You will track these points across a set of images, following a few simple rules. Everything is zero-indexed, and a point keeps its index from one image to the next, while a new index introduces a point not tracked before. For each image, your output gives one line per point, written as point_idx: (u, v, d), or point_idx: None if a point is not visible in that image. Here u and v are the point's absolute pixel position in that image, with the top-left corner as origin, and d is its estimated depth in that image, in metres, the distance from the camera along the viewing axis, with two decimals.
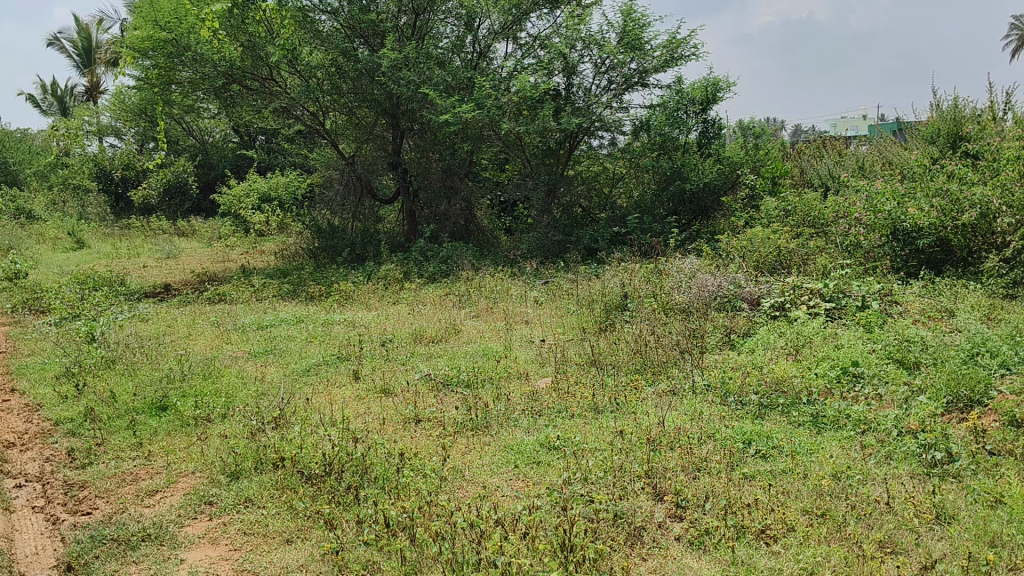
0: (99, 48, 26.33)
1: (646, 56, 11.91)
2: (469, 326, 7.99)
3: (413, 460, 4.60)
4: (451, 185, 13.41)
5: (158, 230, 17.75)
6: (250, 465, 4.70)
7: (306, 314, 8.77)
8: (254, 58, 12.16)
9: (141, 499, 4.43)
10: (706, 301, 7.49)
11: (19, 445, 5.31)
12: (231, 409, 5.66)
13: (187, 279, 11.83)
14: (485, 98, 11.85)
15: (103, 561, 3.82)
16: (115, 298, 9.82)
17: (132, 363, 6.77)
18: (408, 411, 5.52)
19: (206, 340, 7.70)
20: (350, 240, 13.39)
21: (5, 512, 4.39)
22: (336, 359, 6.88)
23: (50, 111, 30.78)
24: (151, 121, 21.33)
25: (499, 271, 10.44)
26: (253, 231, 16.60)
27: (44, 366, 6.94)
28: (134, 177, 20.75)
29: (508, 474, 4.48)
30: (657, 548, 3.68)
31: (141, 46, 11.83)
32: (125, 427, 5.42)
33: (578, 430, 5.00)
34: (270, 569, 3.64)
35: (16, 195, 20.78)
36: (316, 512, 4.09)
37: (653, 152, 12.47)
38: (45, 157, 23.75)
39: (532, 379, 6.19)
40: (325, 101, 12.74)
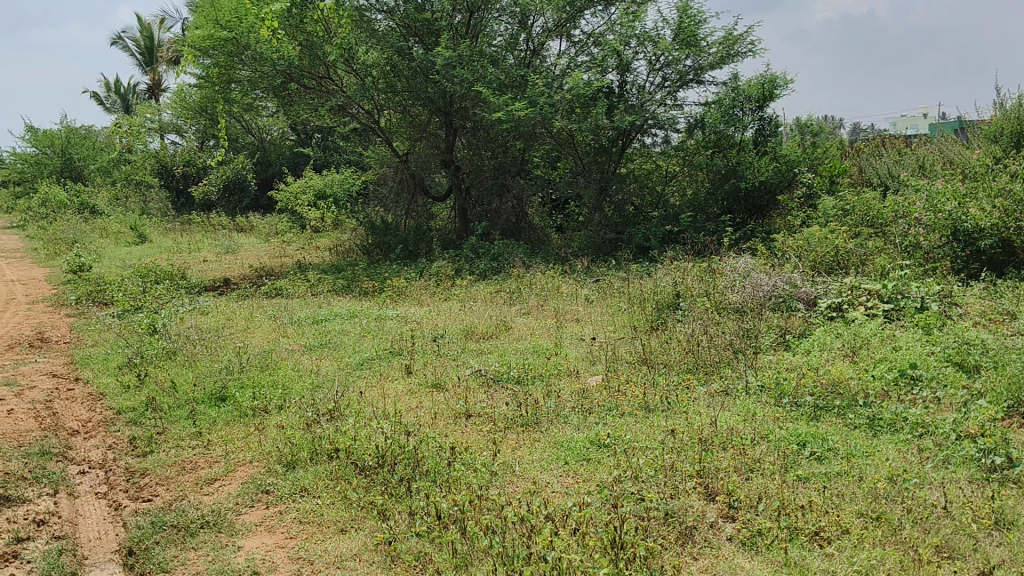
0: (161, 48, 27.00)
1: (702, 52, 11.82)
2: (519, 323, 8.01)
3: (464, 455, 4.63)
4: (503, 183, 13.44)
5: (218, 226, 18.12)
6: (306, 455, 4.78)
7: (360, 309, 8.89)
8: (312, 57, 12.39)
9: (200, 488, 4.54)
10: (761, 301, 7.41)
11: (83, 432, 5.49)
12: (287, 400, 5.76)
13: (245, 274, 12.06)
14: (538, 96, 11.87)
15: (164, 547, 3.93)
16: (176, 291, 10.07)
17: (192, 355, 6.94)
18: (458, 406, 5.57)
19: (262, 333, 7.87)
20: (403, 237, 13.48)
21: (69, 498, 4.55)
22: (389, 354, 6.96)
23: (113, 108, 31.62)
24: (211, 119, 21.79)
25: (550, 269, 10.45)
26: (308, 228, 16.84)
27: (107, 356, 7.16)
28: (194, 174, 21.23)
29: (558, 471, 4.49)
30: (709, 548, 3.66)
31: (203, 45, 12.13)
32: (185, 417, 5.56)
33: (628, 429, 4.99)
34: (324, 558, 3.71)
35: (81, 191, 21.42)
36: (369, 503, 4.16)
37: (707, 150, 12.35)
38: (108, 154, 24.44)
39: (583, 377, 6.18)
40: (380, 100, 12.88)
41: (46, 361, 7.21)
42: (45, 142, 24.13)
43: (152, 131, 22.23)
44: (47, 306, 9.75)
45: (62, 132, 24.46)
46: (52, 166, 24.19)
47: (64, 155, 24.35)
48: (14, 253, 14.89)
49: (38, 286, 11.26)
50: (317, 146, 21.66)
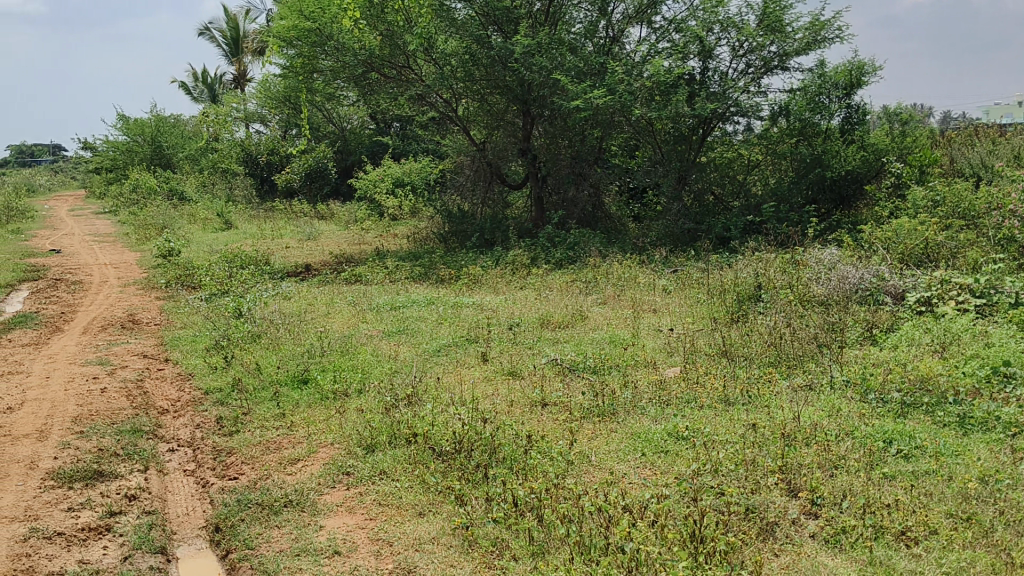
0: (247, 38, 27.64)
1: (787, 38, 11.53)
2: (595, 313, 7.96)
3: (540, 443, 4.63)
4: (580, 172, 13.35)
5: (300, 213, 18.51)
6: (385, 439, 4.85)
7: (437, 297, 8.97)
8: (393, 46, 12.51)
9: (283, 467, 4.66)
10: (847, 293, 7.22)
11: (173, 411, 5.71)
12: (367, 384, 5.86)
13: (326, 260, 12.30)
14: (617, 83, 11.73)
15: (248, 524, 4.05)
16: (260, 277, 10.35)
17: (276, 338, 7.11)
18: (535, 394, 5.57)
19: (342, 318, 8.02)
20: (479, 225, 13.54)
21: (159, 474, 4.74)
22: (465, 341, 7.01)
23: (200, 98, 32.51)
24: (294, 108, 22.25)
25: (627, 259, 10.36)
26: (386, 216, 17.07)
27: (195, 339, 7.42)
28: (278, 162, 21.70)
29: (635, 462, 4.46)
30: (790, 545, 3.58)
31: (288, 35, 12.60)
32: (269, 399, 5.71)
33: (707, 422, 4.92)
34: (403, 540, 3.77)
35: (170, 179, 22.15)
36: (446, 488, 4.21)
37: (791, 139, 12.05)
38: (196, 143, 25.21)
39: (661, 368, 6.11)
40: (458, 88, 12.94)
41: (138, 342, 7.50)
42: (137, 130, 25.01)
43: (238, 120, 22.85)
44: (139, 289, 10.14)
45: (152, 121, 25.32)
46: (143, 154, 25.06)
47: (154, 143, 25.20)
48: (108, 237, 15.51)
49: (130, 270, 11.70)
50: (395, 135, 21.90)
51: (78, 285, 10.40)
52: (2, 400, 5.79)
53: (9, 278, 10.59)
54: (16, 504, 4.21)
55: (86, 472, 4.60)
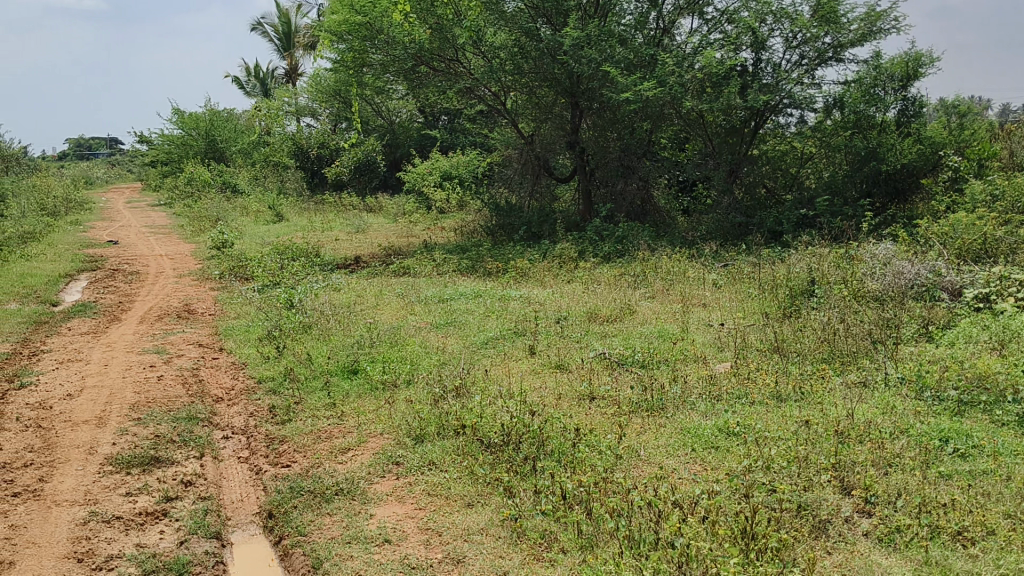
0: (298, 33, 27.95)
1: (842, 29, 11.32)
2: (644, 307, 7.90)
3: (589, 437, 4.62)
4: (629, 164, 13.19)
5: (350, 206, 18.67)
6: (433, 430, 4.89)
7: (485, 289, 9.00)
8: (442, 40, 12.57)
9: (334, 456, 4.73)
10: (903, 289, 7.09)
11: (227, 399, 5.82)
12: (416, 375, 5.91)
13: (374, 253, 12.41)
14: (667, 75, 11.59)
15: (301, 511, 4.12)
16: (311, 268, 10.48)
17: (326, 329, 7.20)
18: (583, 388, 5.56)
19: (391, 310, 8.10)
20: (527, 218, 13.53)
21: (214, 460, 4.85)
22: (513, 334, 7.02)
23: (253, 92, 32.95)
24: (343, 102, 22.46)
25: (677, 253, 10.28)
26: (434, 209, 17.15)
27: (249, 328, 7.55)
28: (327, 156, 22.04)
29: (685, 457, 4.44)
30: (843, 543, 3.53)
31: (338, 29, 12.74)
32: (320, 388, 5.79)
33: (758, 418, 4.88)
34: (452, 530, 3.80)
35: (223, 172, 22.53)
36: (495, 479, 4.23)
37: (845, 131, 11.83)
38: (249, 136, 25.60)
39: (711, 364, 6.06)
40: (507, 81, 12.93)
41: (193, 331, 7.66)
42: (191, 124, 25.46)
43: (289, 114, 23.16)
44: (193, 280, 10.34)
45: (206, 115, 25.76)
46: (198, 148, 25.51)
47: (208, 136, 25.65)
48: (163, 229, 15.82)
49: (185, 261, 11.93)
50: (443, 128, 21.99)
51: (135, 275, 10.64)
52: (62, 387, 5.96)
53: (69, 268, 10.87)
54: (76, 488, 4.34)
55: (143, 458, 4.71)
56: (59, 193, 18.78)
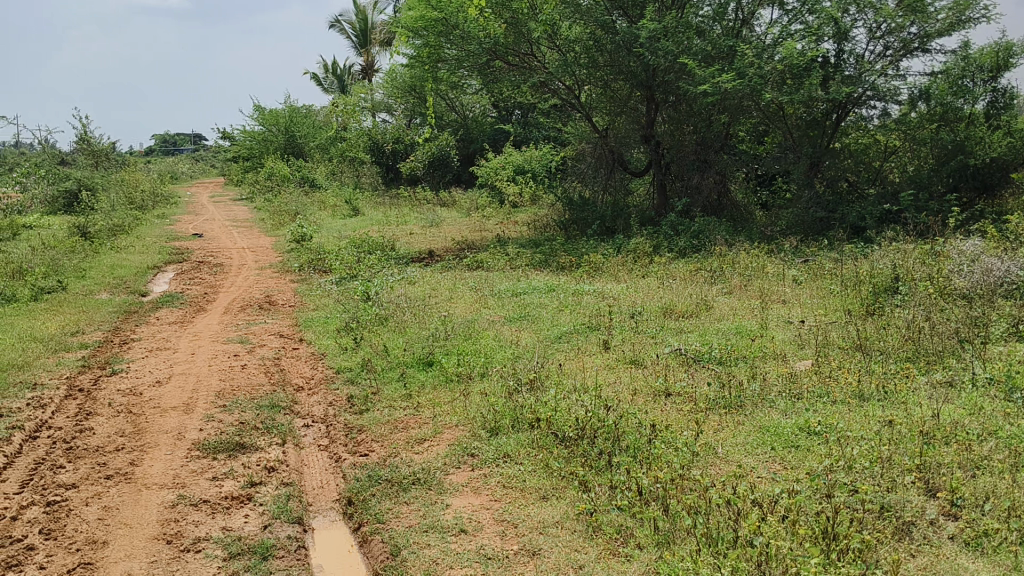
0: (375, 29, 28.35)
1: (929, 19, 10.93)
2: (721, 303, 7.79)
3: (664, 433, 4.58)
4: (706, 158, 13.01)
5: (424, 200, 18.86)
6: (508, 423, 4.93)
7: (558, 284, 9.00)
8: (517, 34, 12.62)
9: (411, 446, 4.81)
10: (992, 287, 6.86)
11: (307, 388, 5.97)
12: (490, 368, 5.96)
13: (448, 246, 12.53)
14: (747, 67, 11.38)
15: (379, 499, 4.20)
16: (386, 262, 10.63)
17: (403, 321, 7.31)
18: (658, 384, 5.53)
19: (465, 303, 8.18)
20: (600, 212, 13.39)
21: (296, 447, 4.97)
22: (587, 328, 7.01)
23: (331, 89, 33.58)
24: (419, 98, 22.67)
25: (755, 248, 10.10)
26: (507, 203, 17.21)
27: (327, 320, 7.72)
28: (403, 150, 22.24)
29: (764, 456, 4.37)
30: (927, 546, 3.44)
31: (415, 25, 12.91)
32: (396, 379, 5.90)
33: (840, 417, 4.77)
34: (528, 522, 3.83)
35: (301, 167, 23.03)
36: (570, 473, 4.22)
37: (932, 124, 11.45)
38: (327, 132, 26.10)
39: (791, 361, 5.94)
40: (581, 75, 12.90)
41: (274, 322, 7.87)
42: (271, 120, 26.07)
43: (366, 110, 23.55)
44: (274, 272, 10.61)
45: (286, 111, 26.35)
46: (278, 143, 26.12)
47: (287, 133, 26.24)
48: (245, 223, 16.28)
49: (266, 253, 12.24)
50: (517, 122, 22.02)
51: (219, 267, 10.96)
52: (152, 374, 6.19)
53: (157, 259, 11.27)
54: (166, 472, 4.51)
55: (228, 444, 4.86)
56: (147, 188, 19.48)
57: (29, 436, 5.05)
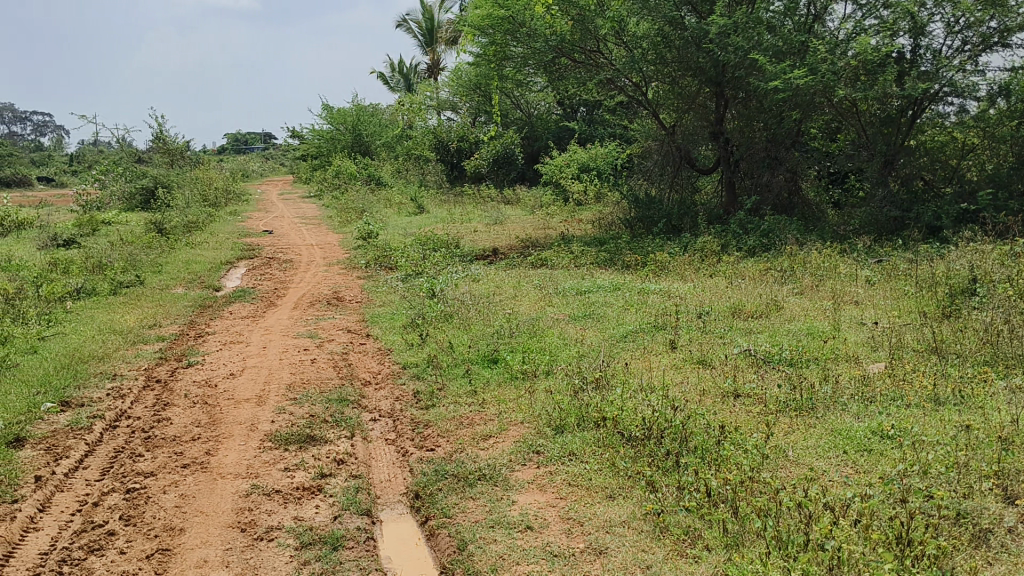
0: (441, 28, 28.55)
1: (1010, 12, 10.56)
2: (791, 303, 7.66)
3: (734, 435, 4.52)
4: (776, 155, 12.86)
5: (488, 198, 18.95)
6: (574, 421, 4.93)
7: (624, 282, 8.96)
8: (583, 30, 12.58)
9: (477, 442, 4.84)
10: None
11: (374, 383, 6.06)
12: (555, 366, 5.96)
13: (512, 244, 12.57)
14: (819, 63, 11.12)
15: (446, 494, 4.25)
16: (451, 259, 10.72)
17: (468, 318, 7.36)
18: (727, 384, 5.46)
19: (530, 301, 8.20)
20: (667, 211, 13.21)
21: (364, 441, 5.05)
22: (653, 327, 6.96)
23: (397, 88, 33.92)
24: (484, 96, 22.77)
25: (826, 247, 9.90)
26: (572, 201, 17.16)
27: (394, 316, 7.83)
28: (468, 148, 22.33)
29: (835, 460, 4.28)
30: (1006, 554, 3.33)
31: (481, 23, 12.90)
32: (462, 375, 5.95)
33: (914, 421, 4.65)
34: (594, 521, 3.83)
35: (368, 165, 23.35)
36: (637, 473, 4.20)
37: (1012, 121, 10.94)
38: (392, 131, 26.40)
39: (864, 364, 5.81)
40: (649, 72, 12.79)
41: (342, 317, 8.00)
42: (339, 119, 26.49)
43: (431, 108, 23.76)
44: (341, 268, 10.79)
45: (354, 110, 26.73)
46: (345, 142, 26.52)
47: (354, 131, 26.62)
48: (314, 220, 16.58)
49: (334, 250, 12.44)
50: (582, 120, 21.93)
51: (289, 263, 11.18)
52: (225, 367, 6.35)
53: (230, 255, 11.56)
54: (240, 462, 4.63)
55: (299, 436, 4.97)
56: (220, 185, 20.00)
57: (109, 425, 5.23)
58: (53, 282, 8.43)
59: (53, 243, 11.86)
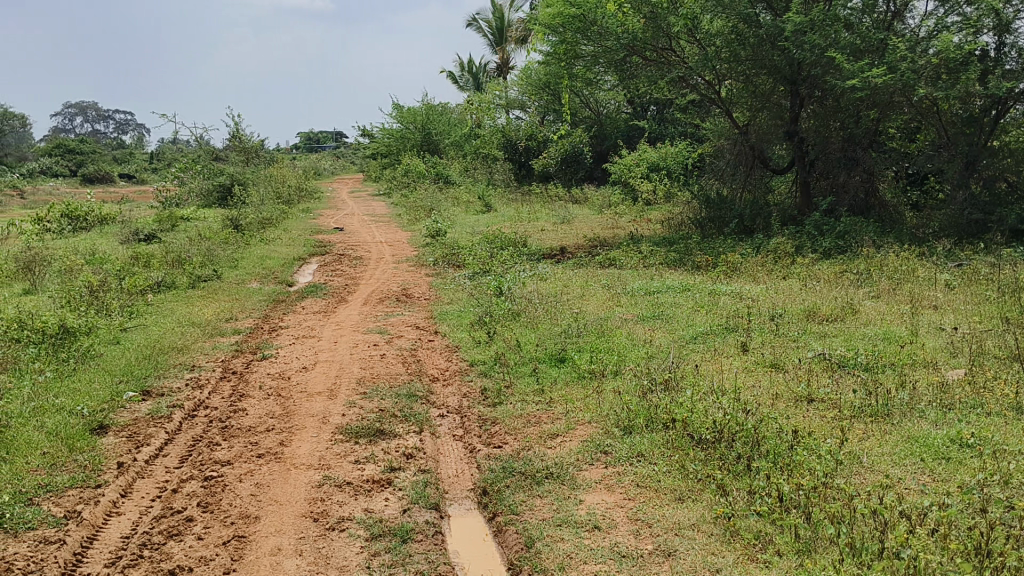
0: (511, 27, 28.63)
1: None
2: (868, 306, 7.47)
3: (807, 440, 4.43)
4: (853, 156, 12.45)
5: (556, 197, 18.92)
6: (642, 422, 4.89)
7: (694, 283, 8.85)
8: (655, 28, 12.45)
9: (544, 440, 4.84)
10: None
11: (442, 379, 6.12)
12: (623, 367, 5.92)
13: (580, 243, 12.55)
14: (899, 61, 10.81)
15: (513, 490, 4.27)
16: (518, 257, 10.75)
17: (535, 317, 7.37)
18: (800, 389, 5.35)
19: (598, 301, 8.16)
20: (739, 211, 13.01)
21: (432, 436, 5.10)
22: (724, 329, 6.86)
23: (466, 87, 34.14)
24: (553, 95, 22.73)
25: (904, 250, 9.62)
26: (640, 200, 17.02)
27: (461, 314, 7.88)
28: (536, 147, 22.34)
29: (912, 467, 4.16)
30: None
31: (553, 22, 12.91)
32: (529, 374, 5.96)
33: (996, 430, 4.49)
34: (663, 523, 3.80)
35: (437, 164, 23.56)
36: (707, 476, 4.15)
37: None
38: (461, 129, 26.56)
39: (942, 370, 5.63)
40: (722, 70, 12.60)
41: (411, 314, 8.09)
42: (409, 118, 26.81)
43: (500, 108, 23.85)
44: (410, 266, 10.92)
45: (423, 109, 27.00)
46: (414, 140, 26.82)
47: (423, 130, 26.88)
48: (383, 217, 16.79)
49: (402, 247, 12.60)
50: (652, 118, 21.73)
51: (359, 260, 11.37)
52: (298, 361, 6.49)
53: (303, 252, 11.78)
54: (312, 454, 4.73)
55: (369, 430, 5.04)
56: (293, 183, 20.42)
57: (188, 414, 5.39)
58: (135, 275, 8.71)
59: (135, 238, 12.25)
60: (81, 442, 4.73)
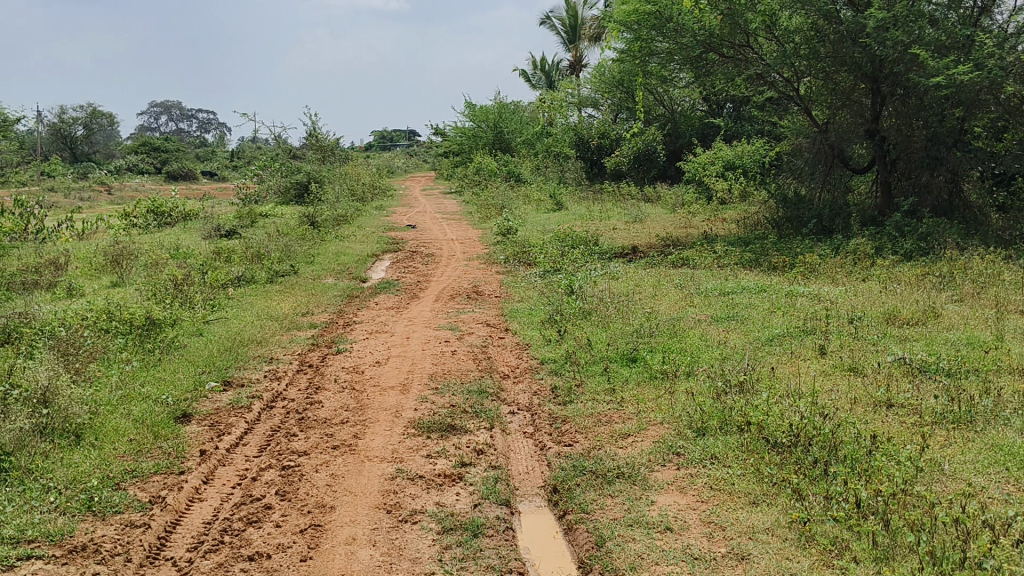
0: (585, 25, 28.49)
1: None
2: (951, 310, 7.22)
3: (887, 446, 4.31)
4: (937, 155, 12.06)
5: (628, 196, 18.80)
6: (716, 424, 4.82)
7: (769, 284, 8.69)
8: (733, 25, 12.27)
9: (615, 440, 4.82)
10: None
11: (513, 376, 6.15)
12: (696, 368, 5.85)
13: (652, 242, 12.45)
14: (986, 58, 10.49)
15: (583, 489, 4.27)
16: (590, 256, 10.72)
17: (606, 316, 7.34)
18: (879, 393, 5.21)
19: (671, 300, 8.08)
20: (817, 211, 12.73)
21: (503, 432, 5.12)
22: (801, 332, 6.71)
23: (539, 85, 34.14)
24: (626, 92, 22.55)
25: (990, 253, 9.27)
26: (714, 200, 16.78)
27: (531, 312, 7.89)
28: (608, 146, 22.24)
29: (996, 476, 4.01)
30: None
31: (628, 19, 13.03)
32: (600, 373, 5.94)
33: None
34: (737, 526, 3.75)
35: (508, 162, 23.64)
36: (782, 480, 4.08)
37: None
38: (533, 128, 26.56)
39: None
40: (801, 67, 12.32)
41: (481, 311, 8.14)
42: (482, 117, 26.97)
43: (573, 106, 23.79)
44: (482, 263, 10.99)
45: (495, 108, 27.11)
46: (487, 139, 26.95)
47: (496, 128, 26.99)
48: (455, 215, 16.93)
49: (474, 245, 12.68)
50: (727, 116, 21.38)
51: (431, 257, 11.49)
52: (372, 355, 6.60)
53: (377, 248, 11.96)
54: (385, 447, 4.80)
55: (441, 425, 5.10)
56: (367, 181, 20.75)
57: (266, 405, 5.54)
58: (217, 269, 8.98)
59: (217, 234, 12.63)
60: (166, 430, 4.90)
